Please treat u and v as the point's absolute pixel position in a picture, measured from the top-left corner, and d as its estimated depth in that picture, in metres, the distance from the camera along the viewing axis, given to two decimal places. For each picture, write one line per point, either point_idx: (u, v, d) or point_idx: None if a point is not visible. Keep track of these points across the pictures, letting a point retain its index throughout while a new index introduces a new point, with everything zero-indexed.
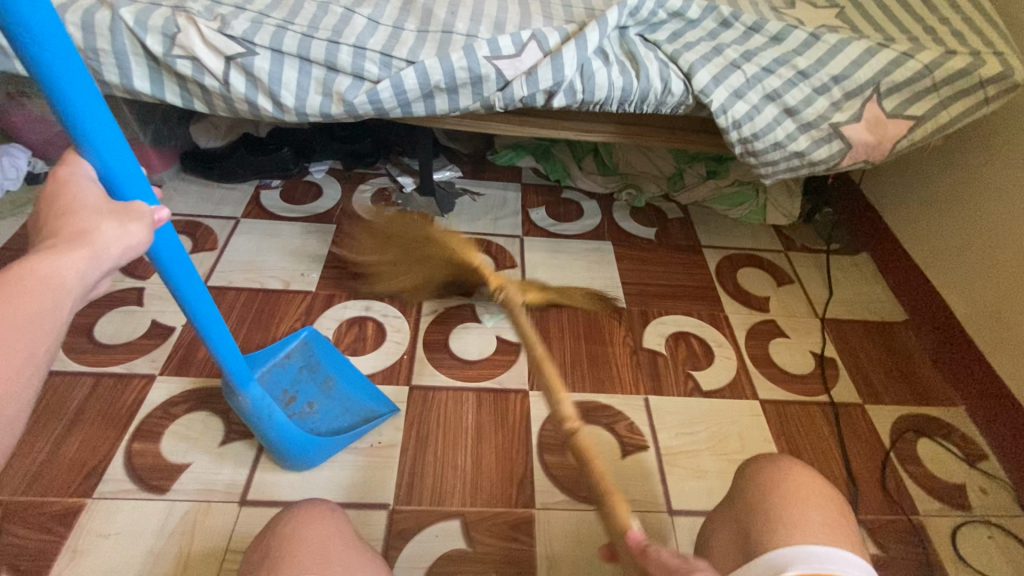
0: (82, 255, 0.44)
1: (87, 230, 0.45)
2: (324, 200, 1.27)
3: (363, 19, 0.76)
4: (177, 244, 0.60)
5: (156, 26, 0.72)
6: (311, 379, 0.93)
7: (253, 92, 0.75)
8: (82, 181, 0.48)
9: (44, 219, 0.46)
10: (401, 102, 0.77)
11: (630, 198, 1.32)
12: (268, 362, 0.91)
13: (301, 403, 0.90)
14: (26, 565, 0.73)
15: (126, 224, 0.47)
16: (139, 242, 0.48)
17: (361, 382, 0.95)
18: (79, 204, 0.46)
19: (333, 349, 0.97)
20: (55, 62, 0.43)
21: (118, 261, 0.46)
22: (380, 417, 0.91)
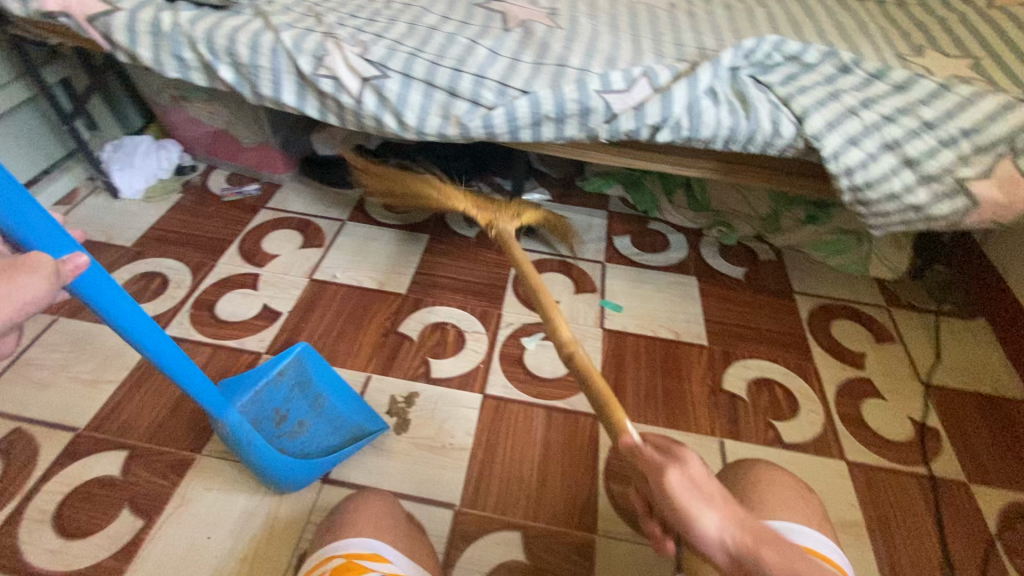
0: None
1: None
2: (421, 211, 1.35)
3: (485, 51, 0.83)
4: (113, 288, 0.57)
5: (308, 49, 0.82)
6: (302, 396, 0.94)
7: (381, 110, 0.83)
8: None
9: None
10: (512, 128, 0.82)
11: (720, 235, 1.30)
12: (261, 381, 0.91)
13: (292, 422, 0.91)
14: (144, 504, 0.83)
15: (17, 280, 0.44)
16: (37, 296, 0.45)
17: (350, 397, 0.96)
18: None
19: (326, 364, 0.96)
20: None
21: (15, 318, 0.44)
22: (371, 435, 0.91)
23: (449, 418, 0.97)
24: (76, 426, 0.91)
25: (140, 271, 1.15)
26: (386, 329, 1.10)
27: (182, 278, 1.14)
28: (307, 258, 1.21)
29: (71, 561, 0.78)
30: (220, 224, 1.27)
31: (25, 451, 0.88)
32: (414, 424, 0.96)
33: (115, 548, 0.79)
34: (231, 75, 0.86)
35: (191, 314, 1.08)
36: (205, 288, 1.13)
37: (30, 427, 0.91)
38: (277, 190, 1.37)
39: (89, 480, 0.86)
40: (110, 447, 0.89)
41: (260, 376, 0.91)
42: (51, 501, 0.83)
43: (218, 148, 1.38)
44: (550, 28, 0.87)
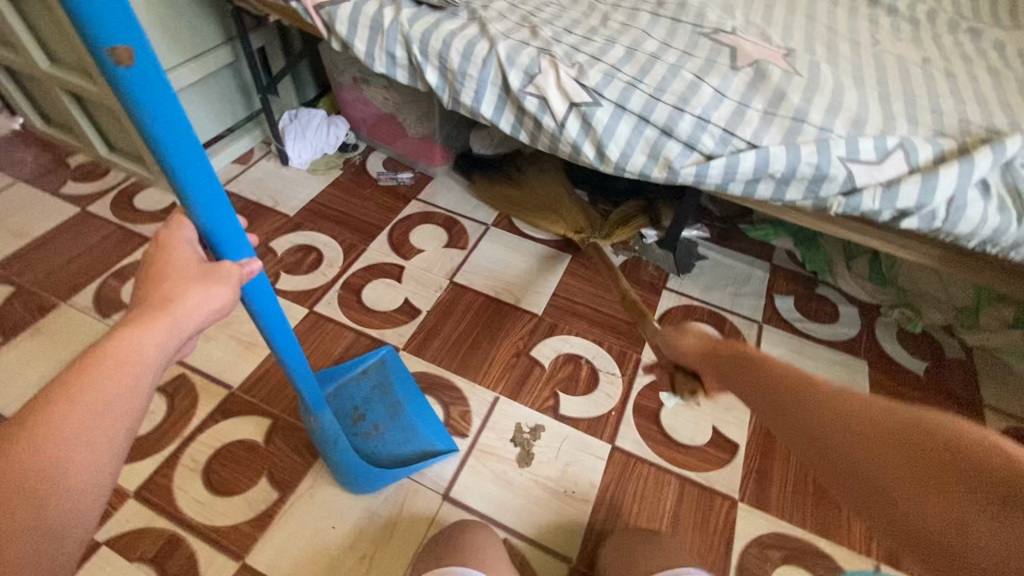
0: (162, 327, 0.44)
1: (172, 298, 0.45)
2: None
3: (711, 90, 0.75)
4: (269, 293, 0.61)
5: (522, 64, 0.79)
6: (381, 400, 0.95)
7: (582, 138, 0.79)
8: (184, 245, 0.50)
9: (142, 284, 0.46)
10: (725, 179, 0.74)
11: (902, 318, 1.15)
12: (345, 376, 0.96)
13: (368, 423, 0.93)
14: (281, 479, 0.87)
15: (211, 289, 0.47)
16: (223, 303, 0.48)
17: (428, 413, 0.95)
18: (171, 269, 0.47)
19: (405, 373, 0.99)
20: (174, 145, 0.44)
21: (202, 325, 0.47)
22: (439, 454, 0.90)
23: (573, 462, 0.92)
24: (230, 384, 0.97)
25: (299, 242, 1.20)
26: (518, 350, 1.06)
27: (335, 257, 1.18)
28: (449, 258, 1.21)
29: (215, 518, 0.82)
30: (374, 208, 1.29)
31: (186, 399, 0.94)
32: (537, 461, 0.92)
33: (252, 515, 0.83)
34: (436, 78, 0.85)
35: (340, 295, 1.11)
36: (354, 272, 1.16)
37: (192, 375, 0.97)
38: (428, 182, 1.38)
39: (235, 440, 0.90)
40: (256, 412, 0.94)
41: (346, 372, 0.97)
42: (202, 453, 0.88)
43: (380, 130, 1.40)
44: (786, 73, 0.77)
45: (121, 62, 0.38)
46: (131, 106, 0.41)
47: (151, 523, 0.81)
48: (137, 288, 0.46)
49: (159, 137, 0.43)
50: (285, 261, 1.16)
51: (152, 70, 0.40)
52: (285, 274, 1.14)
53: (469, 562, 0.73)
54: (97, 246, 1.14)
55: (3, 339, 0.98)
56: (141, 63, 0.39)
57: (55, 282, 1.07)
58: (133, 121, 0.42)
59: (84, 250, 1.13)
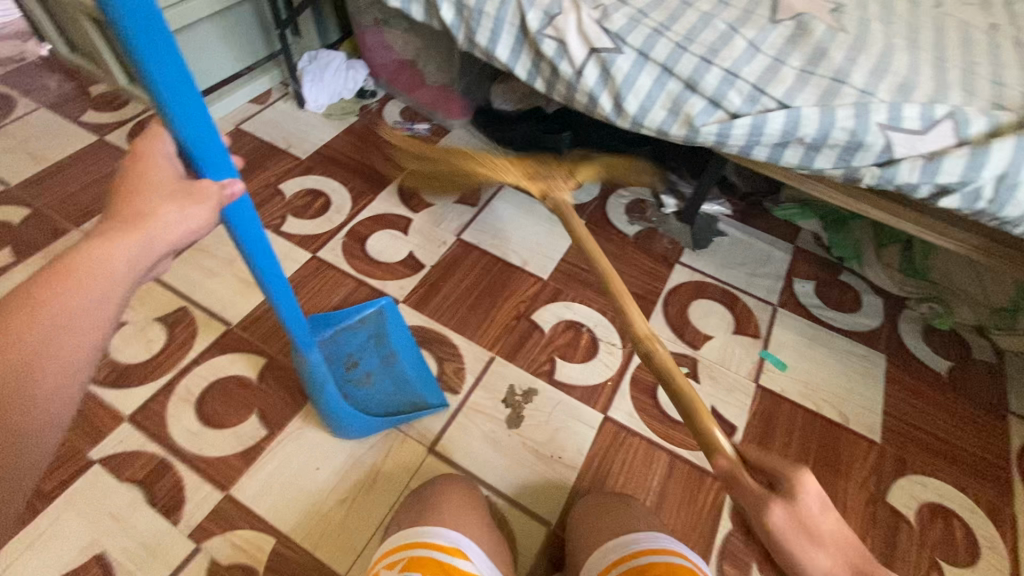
0: (134, 242, 0.42)
1: (146, 213, 0.43)
2: (582, 192, 1.25)
3: (744, 42, 0.69)
4: (251, 214, 0.59)
5: (542, 3, 0.74)
6: (376, 349, 0.94)
7: (599, 87, 0.73)
8: (162, 159, 0.47)
9: (117, 195, 0.45)
10: (748, 143, 0.69)
11: (930, 314, 1.09)
12: (342, 323, 0.95)
13: (360, 371, 0.92)
14: (271, 416, 0.87)
15: (187, 208, 0.45)
16: (201, 224, 0.46)
17: (421, 366, 0.94)
18: (146, 183, 0.45)
19: (403, 324, 0.98)
20: (144, 39, 0.40)
21: (177, 244, 0.45)
22: (428, 408, 0.89)
23: (563, 429, 0.91)
24: (229, 321, 0.97)
25: (308, 187, 1.18)
26: (519, 313, 1.03)
27: (343, 204, 1.16)
28: (459, 214, 1.18)
29: (203, 447, 0.84)
30: (386, 158, 1.26)
31: (186, 331, 0.95)
32: (527, 423, 0.91)
33: (240, 449, 0.84)
34: (451, 16, 0.80)
35: (344, 243, 1.10)
36: (362, 220, 1.14)
37: (193, 309, 0.98)
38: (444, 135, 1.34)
39: (228, 375, 0.91)
40: (252, 350, 0.94)
41: (344, 319, 0.95)
42: (197, 385, 0.89)
43: (399, 78, 1.35)
44: (832, 29, 0.70)
45: None
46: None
47: (143, 447, 0.83)
48: (111, 200, 0.45)
49: (128, 28, 0.39)
50: (293, 205, 1.15)
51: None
52: (292, 218, 1.12)
53: (443, 519, 0.72)
54: (111, 176, 1.14)
55: (16, 258, 1.00)
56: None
57: (69, 208, 1.08)
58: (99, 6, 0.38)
59: (98, 179, 1.14)
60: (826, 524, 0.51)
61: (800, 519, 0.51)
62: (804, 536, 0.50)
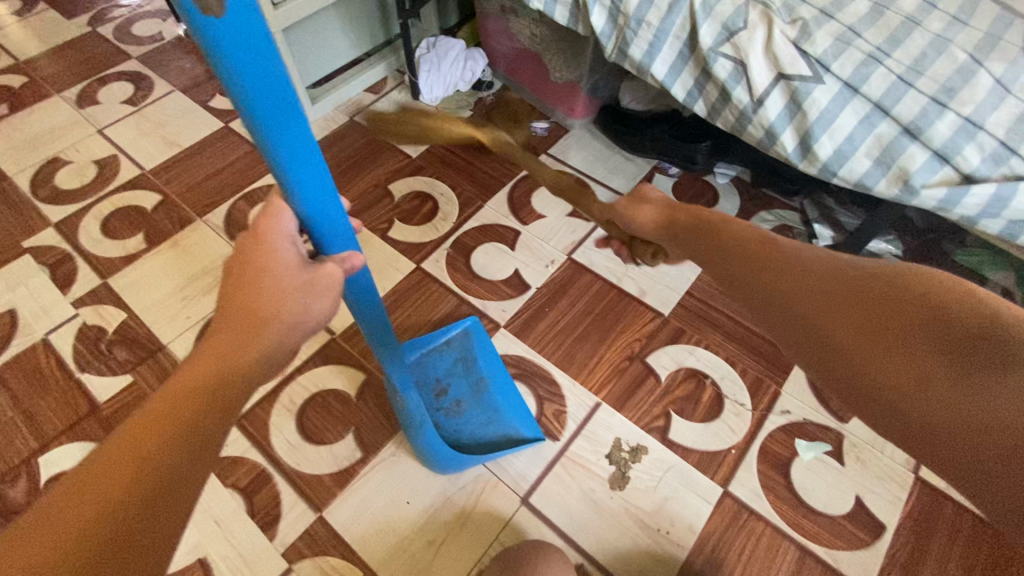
0: (263, 342, 0.40)
1: (273, 312, 0.41)
2: (715, 212, 1.09)
3: (991, 79, 0.51)
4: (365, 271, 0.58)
5: (722, 13, 0.60)
6: (465, 374, 0.89)
7: (783, 122, 0.59)
8: (285, 243, 0.43)
9: (236, 288, 0.41)
10: (981, 214, 0.53)
11: None
12: (428, 347, 0.89)
13: (450, 399, 0.87)
14: (366, 439, 0.85)
15: (310, 301, 0.43)
16: (322, 316, 0.44)
17: (514, 397, 0.88)
18: (270, 277, 0.41)
19: (492, 349, 0.91)
20: (277, 132, 0.37)
21: (298, 336, 0.43)
22: (525, 443, 0.83)
23: (673, 499, 0.80)
24: (332, 329, 0.96)
25: (417, 188, 1.13)
26: (632, 354, 0.93)
27: (450, 210, 1.10)
28: (571, 229, 1.08)
29: (301, 463, 0.83)
30: (499, 159, 1.18)
31: None
32: (633, 487, 0.81)
33: (335, 470, 0.83)
34: (602, 21, 0.68)
35: (450, 254, 1.04)
36: (468, 230, 1.07)
37: None
38: (562, 136, 1.22)
39: (329, 390, 0.90)
40: (353, 365, 0.92)
41: (429, 342, 0.90)
42: (299, 395, 0.89)
43: (519, 69, 1.24)
44: None
45: (214, 24, 0.29)
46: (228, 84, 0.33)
47: (246, 454, 0.84)
48: (228, 292, 0.41)
49: (258, 116, 0.35)
50: (401, 207, 1.10)
51: (248, 39, 0.31)
52: (399, 221, 1.08)
53: None
54: (234, 164, 1.16)
55: (148, 245, 1.05)
56: (234, 28, 0.30)
57: (194, 196, 1.12)
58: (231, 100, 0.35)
59: (222, 167, 1.16)
60: (654, 193, 0.61)
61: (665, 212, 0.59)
62: (637, 203, 0.62)
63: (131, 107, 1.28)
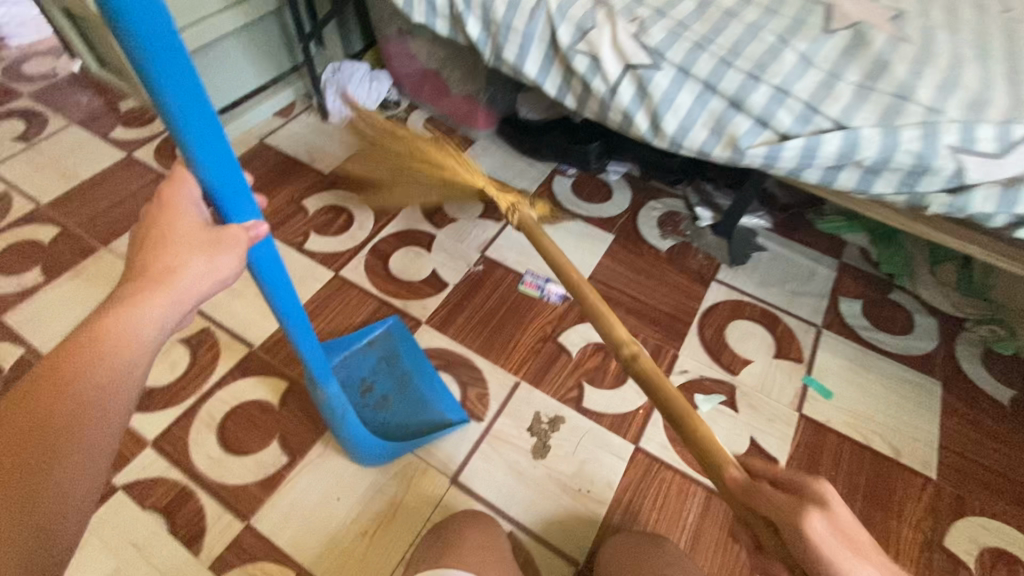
0: (165, 296, 0.42)
1: (172, 270, 0.43)
2: (611, 205, 1.20)
3: (793, 56, 0.63)
4: (274, 254, 0.57)
5: (574, 17, 0.70)
6: (389, 371, 0.92)
7: (635, 105, 0.69)
8: (189, 206, 0.46)
9: (143, 248, 0.44)
10: (800, 164, 0.63)
11: (990, 335, 1.02)
12: (351, 349, 0.92)
13: (375, 395, 0.90)
14: (292, 443, 0.86)
15: (214, 259, 0.45)
16: (227, 275, 0.46)
17: (438, 386, 0.91)
18: (173, 234, 0.44)
19: (414, 345, 0.95)
20: (176, 88, 0.39)
21: (204, 294, 0.45)
22: (449, 427, 0.87)
23: (591, 460, 0.86)
24: (252, 343, 0.96)
25: (331, 202, 1.16)
26: (546, 334, 0.99)
27: (365, 220, 1.14)
28: (483, 230, 1.14)
29: (224, 474, 0.82)
30: None
31: (209, 353, 0.94)
32: (554, 454, 0.87)
33: (260, 476, 0.83)
34: (477, 31, 0.77)
35: (367, 260, 1.08)
36: (384, 237, 1.11)
37: (217, 329, 0.97)
38: (469, 146, 1.30)
39: (251, 400, 0.90)
40: (274, 373, 0.93)
41: (351, 345, 0.92)
42: (219, 409, 0.88)
43: (423, 89, 1.33)
44: (893, 39, 0.63)
45: None
46: (131, 51, 0.36)
47: (165, 474, 0.82)
48: (136, 252, 0.44)
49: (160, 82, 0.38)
50: (316, 221, 1.13)
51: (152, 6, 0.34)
52: (315, 235, 1.11)
53: (465, 555, 0.68)
54: (139, 192, 1.15)
55: (46, 278, 1.01)
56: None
57: (97, 226, 1.09)
58: (131, 61, 0.37)
59: (126, 197, 1.14)
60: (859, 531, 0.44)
61: (839, 527, 0.44)
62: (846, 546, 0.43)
63: (23, 144, 1.24)
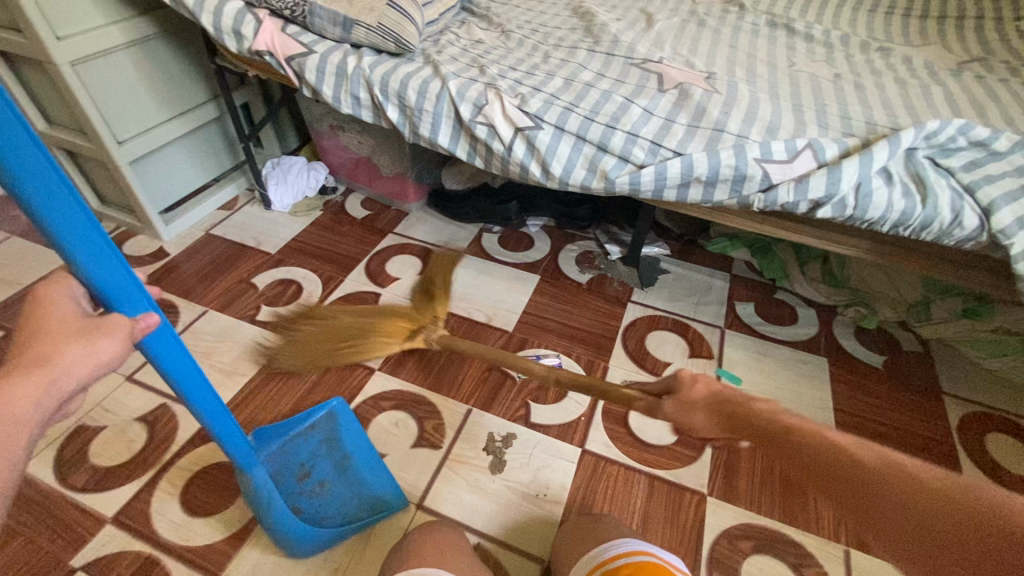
0: (37, 382, 0.43)
1: (52, 356, 0.44)
2: (534, 251, 1.37)
3: (639, 110, 0.84)
4: (177, 346, 0.60)
5: (471, 97, 0.89)
6: (329, 454, 0.92)
7: (528, 158, 0.88)
8: (65, 299, 0.48)
9: (19, 339, 0.45)
10: (656, 187, 0.82)
11: (857, 316, 1.21)
12: (290, 432, 0.92)
13: (313, 481, 0.89)
14: None
15: (93, 343, 0.46)
16: (110, 357, 0.47)
17: (375, 464, 0.91)
18: (48, 328, 0.46)
19: (356, 425, 0.95)
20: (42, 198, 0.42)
21: (86, 380, 0.46)
22: (389, 510, 0.87)
23: (544, 467, 0.95)
24: None
25: (279, 277, 1.26)
26: (490, 364, 1.10)
27: (314, 288, 1.24)
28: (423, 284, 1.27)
29: (190, 538, 0.84)
30: (353, 243, 1.37)
31: (167, 427, 0.97)
32: (510, 467, 0.95)
33: (228, 533, 0.84)
34: (397, 115, 0.95)
35: None
36: (332, 301, 1.21)
37: (174, 404, 1.01)
38: (403, 217, 1.46)
39: (214, 463, 0.93)
40: None
41: (290, 429, 0.92)
42: (181, 477, 0.91)
43: (358, 174, 1.49)
44: (707, 92, 0.87)
45: None
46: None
47: (128, 546, 0.82)
48: (14, 343, 0.46)
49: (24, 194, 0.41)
50: (266, 294, 1.22)
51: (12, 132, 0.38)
52: (266, 306, 1.19)
53: (428, 559, 0.73)
54: None
55: None
56: None
57: None
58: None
59: None
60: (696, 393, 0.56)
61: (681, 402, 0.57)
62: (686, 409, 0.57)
63: None
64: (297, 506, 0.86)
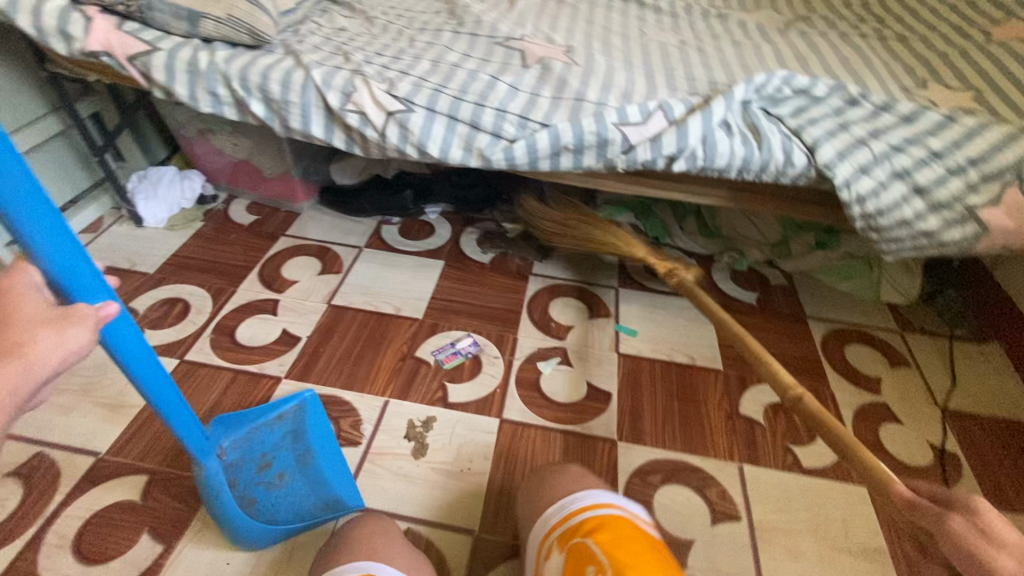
0: (14, 371, 0.41)
1: (24, 343, 0.42)
2: (436, 238, 1.38)
3: (505, 86, 0.87)
4: (140, 342, 0.61)
5: (337, 86, 0.87)
6: (291, 447, 0.92)
7: (403, 141, 0.87)
8: (29, 289, 0.45)
9: None
10: (531, 158, 0.85)
11: (731, 260, 1.34)
12: (258, 421, 0.93)
13: (273, 472, 0.89)
14: (164, 530, 0.83)
15: (65, 331, 0.45)
16: (82, 346, 0.46)
17: (337, 462, 0.91)
18: (14, 316, 0.43)
19: (323, 418, 0.96)
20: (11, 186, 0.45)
21: (60, 368, 0.44)
22: (343, 510, 0.85)
23: (466, 443, 0.97)
24: (97, 450, 0.92)
25: (162, 297, 1.17)
26: (403, 354, 1.10)
27: (203, 304, 1.16)
28: (325, 284, 1.23)
29: None
30: (242, 251, 1.29)
31: (46, 477, 0.88)
32: (431, 449, 0.96)
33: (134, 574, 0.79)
34: (262, 110, 0.91)
35: (212, 338, 1.10)
36: (225, 314, 1.14)
37: (51, 451, 0.91)
38: (296, 219, 1.40)
39: (108, 504, 0.86)
40: (130, 471, 0.89)
41: (260, 417, 0.93)
42: (70, 526, 0.83)
43: (239, 179, 1.41)
44: (568, 64, 0.91)
45: None
46: None
47: None
48: None
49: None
50: (148, 318, 1.13)
51: None
52: (150, 330, 1.10)
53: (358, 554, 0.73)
54: None
55: None
56: None
57: None
58: None
59: None
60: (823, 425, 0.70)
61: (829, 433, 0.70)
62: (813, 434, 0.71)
63: None
64: (252, 497, 0.85)
